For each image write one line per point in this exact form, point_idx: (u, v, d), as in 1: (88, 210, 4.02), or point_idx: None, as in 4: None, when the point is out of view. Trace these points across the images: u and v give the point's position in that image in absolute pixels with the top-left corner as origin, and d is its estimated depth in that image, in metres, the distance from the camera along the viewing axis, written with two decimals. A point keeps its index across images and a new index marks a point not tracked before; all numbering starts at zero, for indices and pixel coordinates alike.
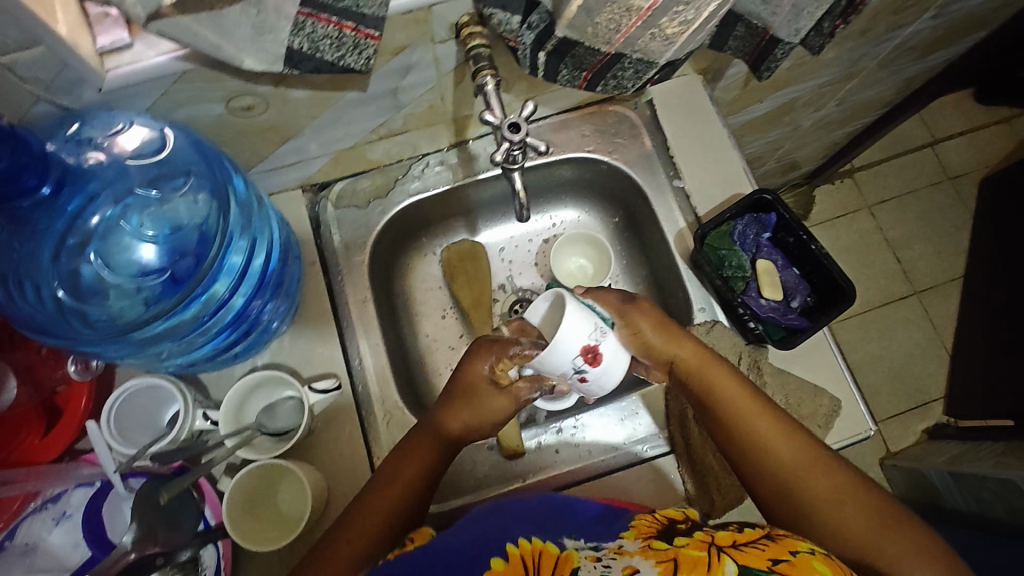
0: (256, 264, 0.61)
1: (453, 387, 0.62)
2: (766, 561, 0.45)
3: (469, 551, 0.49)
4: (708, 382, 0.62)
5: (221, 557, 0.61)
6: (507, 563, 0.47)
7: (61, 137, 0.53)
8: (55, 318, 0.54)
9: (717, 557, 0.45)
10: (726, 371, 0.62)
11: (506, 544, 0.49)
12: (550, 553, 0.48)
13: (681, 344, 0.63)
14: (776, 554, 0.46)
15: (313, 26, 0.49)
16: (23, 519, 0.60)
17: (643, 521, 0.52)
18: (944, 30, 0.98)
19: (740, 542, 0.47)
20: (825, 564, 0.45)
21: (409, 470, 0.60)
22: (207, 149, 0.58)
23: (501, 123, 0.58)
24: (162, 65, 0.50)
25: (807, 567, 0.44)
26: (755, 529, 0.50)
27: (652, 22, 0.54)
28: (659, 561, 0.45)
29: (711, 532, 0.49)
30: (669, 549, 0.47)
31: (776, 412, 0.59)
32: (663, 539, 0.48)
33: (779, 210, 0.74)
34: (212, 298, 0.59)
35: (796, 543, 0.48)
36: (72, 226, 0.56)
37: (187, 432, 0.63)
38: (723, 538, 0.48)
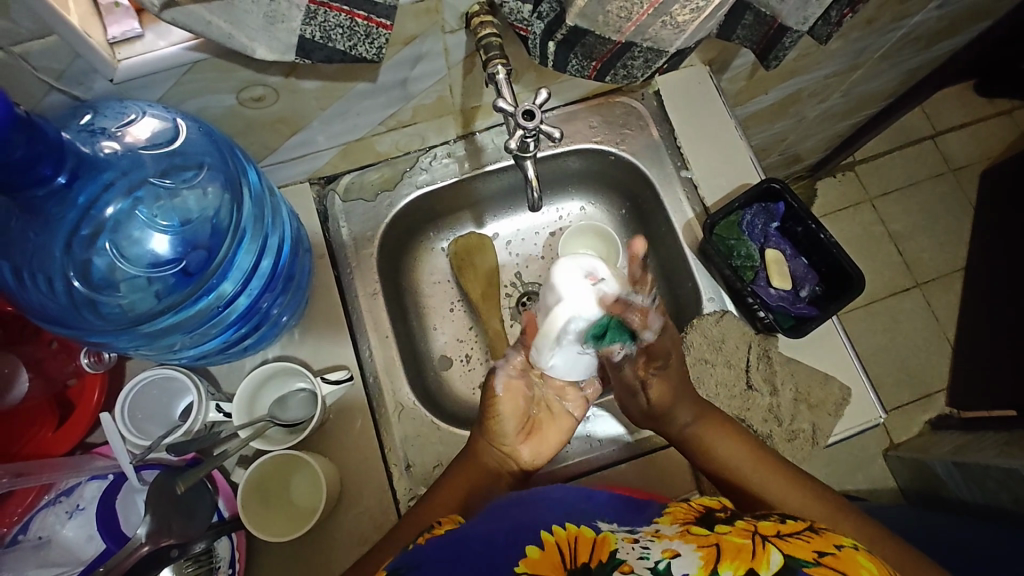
0: (266, 263, 0.62)
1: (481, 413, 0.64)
2: (812, 553, 0.42)
3: (496, 535, 0.48)
4: (707, 444, 0.64)
5: (235, 548, 0.61)
6: (542, 550, 0.45)
7: (74, 128, 0.52)
8: (67, 310, 0.54)
9: (762, 546, 0.43)
10: (724, 431, 0.65)
11: (540, 531, 0.48)
12: (586, 536, 0.47)
13: (681, 411, 0.65)
14: (820, 546, 0.44)
15: (326, 15, 0.49)
16: (37, 511, 0.60)
17: (679, 509, 0.51)
18: (949, 21, 0.98)
19: (784, 533, 0.46)
20: (870, 560, 0.43)
21: (443, 503, 0.61)
22: (220, 138, 0.58)
23: (514, 111, 0.57)
24: (174, 55, 0.50)
25: (854, 561, 0.42)
26: (796, 521, 0.49)
27: (664, 10, 0.54)
28: (700, 546, 0.43)
29: (754, 522, 0.47)
30: (710, 534, 0.45)
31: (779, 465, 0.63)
32: (701, 526, 0.47)
33: (787, 199, 0.74)
34: (221, 296, 0.59)
35: (838, 537, 0.46)
36: (85, 216, 0.55)
37: (201, 425, 0.62)
38: (766, 528, 0.46)
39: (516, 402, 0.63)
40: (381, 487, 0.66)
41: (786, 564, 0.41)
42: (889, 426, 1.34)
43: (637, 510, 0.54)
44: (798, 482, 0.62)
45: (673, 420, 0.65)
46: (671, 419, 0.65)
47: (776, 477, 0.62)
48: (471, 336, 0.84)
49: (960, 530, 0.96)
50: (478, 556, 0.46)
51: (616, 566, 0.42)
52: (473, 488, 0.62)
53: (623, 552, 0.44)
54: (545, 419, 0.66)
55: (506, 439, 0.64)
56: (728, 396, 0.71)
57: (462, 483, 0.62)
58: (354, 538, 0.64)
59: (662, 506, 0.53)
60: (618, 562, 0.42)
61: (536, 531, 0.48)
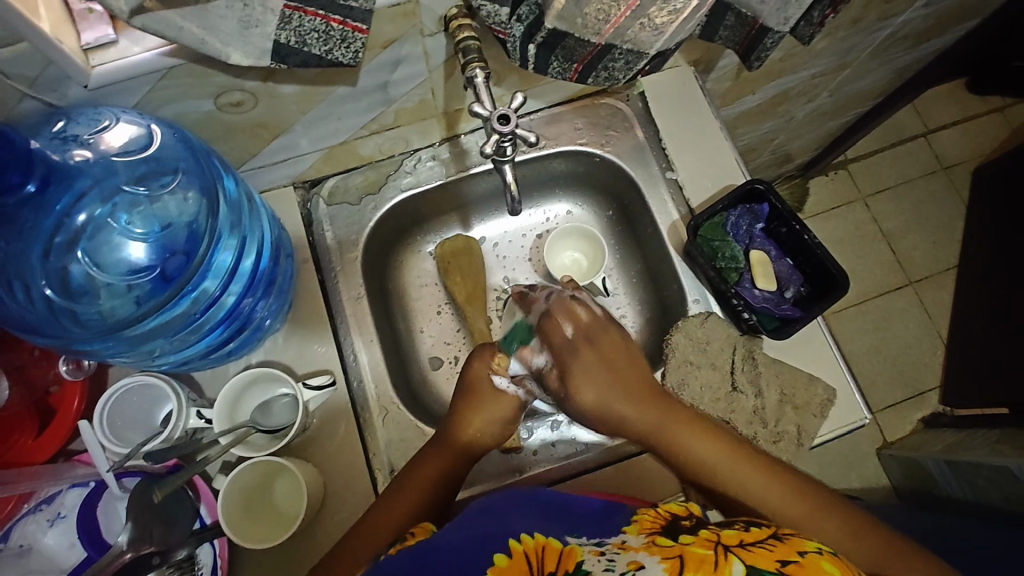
0: (246, 263, 0.62)
1: (459, 386, 0.67)
2: (774, 562, 0.43)
3: (468, 547, 0.47)
4: (666, 440, 0.61)
5: (217, 556, 0.61)
6: (510, 559, 0.45)
7: (46, 134, 0.52)
8: (45, 318, 0.54)
9: (725, 556, 0.43)
10: (684, 423, 0.61)
11: (508, 539, 0.47)
12: (554, 547, 0.46)
13: (625, 407, 0.62)
14: (784, 555, 0.44)
15: (301, 19, 0.49)
16: (17, 521, 0.59)
17: (646, 517, 0.51)
18: (935, 20, 0.98)
19: (746, 543, 0.45)
20: (833, 564, 0.44)
21: (420, 479, 0.61)
22: (196, 145, 0.58)
23: (490, 115, 0.57)
24: (148, 61, 0.49)
25: (817, 567, 0.43)
26: (761, 529, 0.49)
27: (642, 11, 0.54)
28: (665, 558, 0.43)
29: (717, 532, 0.47)
30: (674, 546, 0.45)
31: (757, 459, 0.59)
32: (666, 536, 0.47)
33: (771, 200, 0.74)
34: (203, 296, 0.59)
35: (804, 543, 0.46)
36: (61, 224, 0.55)
37: (181, 431, 0.62)
38: (728, 538, 0.46)
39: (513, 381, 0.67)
40: (365, 492, 0.65)
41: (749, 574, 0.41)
42: (881, 424, 1.35)
43: (607, 516, 0.53)
44: (773, 473, 0.58)
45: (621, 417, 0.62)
46: (621, 414, 0.62)
47: (747, 468, 0.58)
48: (458, 339, 0.84)
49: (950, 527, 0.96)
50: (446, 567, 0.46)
51: None
52: (449, 467, 0.63)
53: (589, 563, 0.44)
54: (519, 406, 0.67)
55: (489, 436, 0.66)
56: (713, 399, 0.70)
57: (444, 458, 0.63)
58: None
59: (634, 510, 0.53)
60: None
61: (504, 540, 0.47)
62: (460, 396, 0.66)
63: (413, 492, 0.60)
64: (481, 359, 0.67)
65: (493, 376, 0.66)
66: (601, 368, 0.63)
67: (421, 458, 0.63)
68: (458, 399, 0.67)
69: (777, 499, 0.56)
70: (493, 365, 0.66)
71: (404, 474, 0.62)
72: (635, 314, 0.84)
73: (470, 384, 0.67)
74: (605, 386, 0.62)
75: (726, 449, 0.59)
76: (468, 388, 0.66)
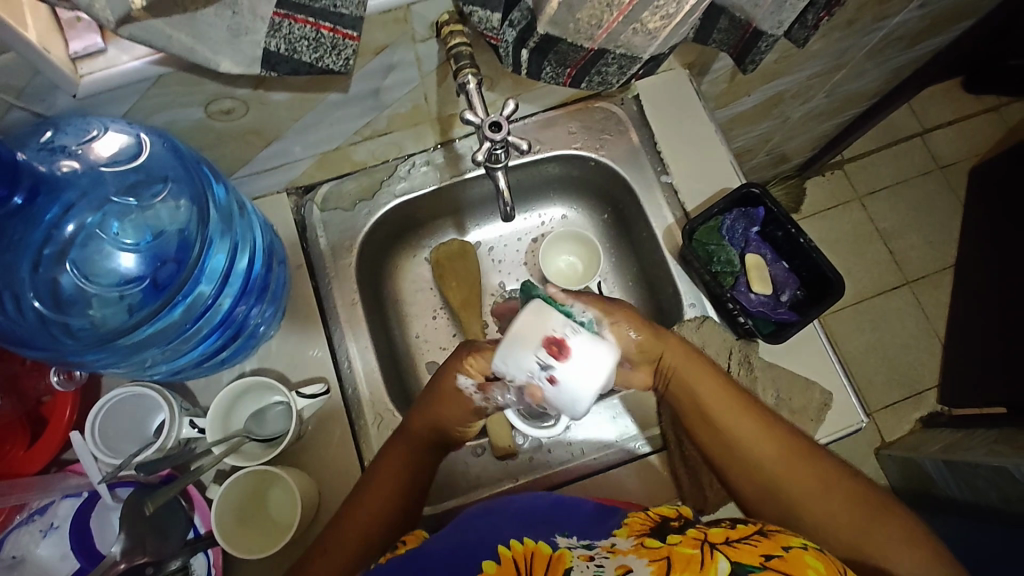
0: (239, 267, 0.61)
1: (430, 387, 0.62)
2: (759, 557, 0.43)
3: (453, 555, 0.47)
4: (683, 381, 0.62)
5: (211, 564, 0.60)
6: (498, 566, 0.45)
7: (34, 145, 0.52)
8: (36, 330, 0.54)
9: (710, 555, 0.43)
10: (703, 367, 0.62)
11: (495, 546, 0.47)
12: (543, 551, 0.46)
13: (659, 349, 0.62)
14: (768, 549, 0.44)
15: (290, 27, 0.49)
16: (10, 532, 0.59)
17: (636, 520, 0.51)
18: (931, 20, 0.97)
19: (732, 539, 0.45)
20: (818, 559, 0.43)
21: (382, 482, 0.59)
22: (186, 154, 0.57)
23: (483, 122, 0.57)
24: (137, 70, 0.49)
25: (800, 562, 0.42)
26: (747, 526, 0.48)
27: (634, 17, 0.54)
28: (652, 560, 0.43)
29: (704, 530, 0.47)
30: (663, 546, 0.45)
31: (760, 413, 0.59)
32: (655, 538, 0.47)
33: (767, 204, 0.73)
34: (198, 301, 0.59)
35: (790, 538, 0.46)
36: (50, 236, 0.55)
37: (175, 441, 0.61)
38: (715, 535, 0.46)
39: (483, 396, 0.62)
40: None
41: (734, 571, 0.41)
42: (879, 424, 1.34)
43: (600, 517, 0.53)
44: (773, 428, 0.59)
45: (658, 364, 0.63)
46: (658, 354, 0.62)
47: (751, 422, 0.59)
48: (453, 343, 0.83)
49: None
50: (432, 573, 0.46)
51: None
52: (405, 467, 0.60)
53: (578, 569, 0.43)
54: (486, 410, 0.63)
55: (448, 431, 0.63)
56: None
57: (396, 459, 0.60)
58: None
59: (624, 514, 0.53)
60: None
61: (492, 546, 0.47)
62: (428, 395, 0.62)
63: (375, 496, 0.58)
64: (451, 368, 0.61)
65: (459, 377, 0.61)
66: (625, 331, 0.61)
67: (379, 463, 0.60)
68: (423, 402, 0.62)
69: (774, 457, 0.57)
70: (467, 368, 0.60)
71: (370, 473, 0.60)
72: None
73: (439, 386, 0.61)
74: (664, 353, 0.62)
75: (732, 398, 0.60)
76: (437, 389, 0.62)
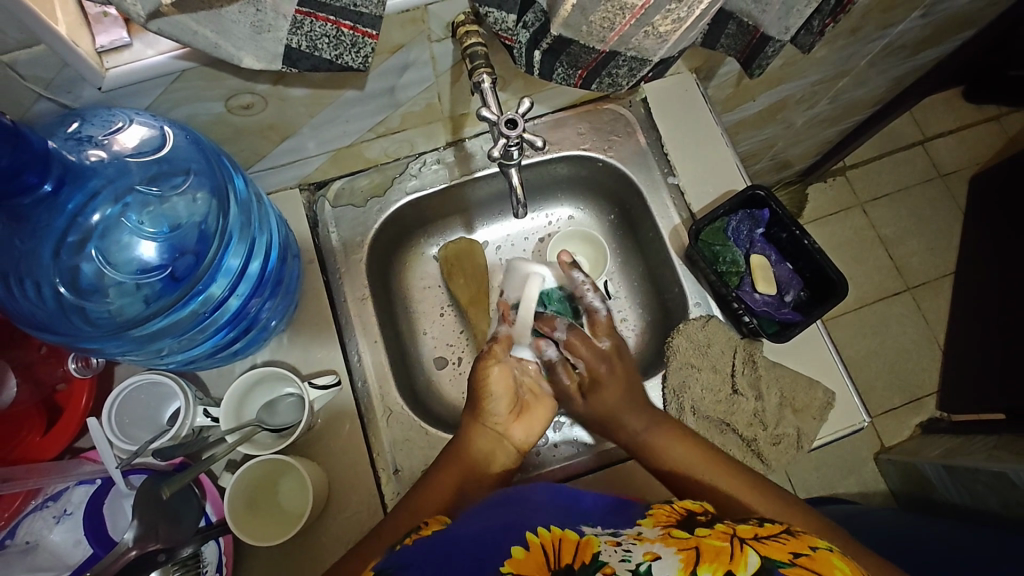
0: (254, 266, 0.62)
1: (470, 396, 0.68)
2: (788, 554, 0.43)
3: (483, 538, 0.48)
4: (653, 448, 0.66)
5: (222, 553, 0.61)
6: (527, 551, 0.45)
7: (61, 136, 0.53)
8: (55, 315, 0.55)
9: (740, 548, 0.44)
10: (669, 433, 0.67)
11: (524, 532, 0.48)
12: (570, 538, 0.47)
13: (625, 412, 0.69)
14: (796, 547, 0.45)
15: (312, 25, 0.50)
16: (23, 517, 0.60)
17: (661, 512, 0.52)
18: (934, 29, 0.99)
19: (761, 536, 0.46)
20: (843, 561, 0.44)
21: (445, 480, 0.63)
22: (207, 146, 0.59)
23: (498, 119, 0.58)
24: (161, 64, 0.50)
25: (828, 562, 0.43)
26: (774, 525, 0.50)
27: (646, 20, 0.55)
28: (681, 548, 0.44)
29: (733, 526, 0.48)
30: (691, 537, 0.46)
31: (730, 467, 0.64)
32: (682, 529, 0.48)
33: (773, 206, 0.74)
34: (209, 299, 0.60)
35: (813, 539, 0.47)
36: (72, 224, 0.56)
37: (188, 429, 0.63)
38: (744, 531, 0.47)
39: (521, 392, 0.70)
40: (369, 491, 0.66)
41: (764, 566, 0.41)
42: (879, 429, 1.35)
43: (621, 510, 0.54)
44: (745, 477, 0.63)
45: (622, 426, 0.69)
46: (619, 421, 0.69)
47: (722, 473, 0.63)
48: (460, 340, 0.84)
49: (948, 532, 0.96)
50: (464, 557, 0.46)
51: (600, 566, 0.42)
52: (472, 472, 0.65)
53: (605, 554, 0.44)
54: (540, 404, 0.71)
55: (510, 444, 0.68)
56: (715, 400, 0.71)
57: (463, 466, 0.65)
58: (341, 543, 0.64)
59: (646, 506, 0.54)
60: (600, 564, 0.42)
61: (521, 531, 0.48)
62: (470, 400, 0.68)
63: (437, 495, 0.62)
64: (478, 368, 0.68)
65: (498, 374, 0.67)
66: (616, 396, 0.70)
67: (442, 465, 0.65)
68: (471, 413, 0.68)
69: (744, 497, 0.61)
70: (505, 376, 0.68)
71: (429, 477, 0.64)
72: (637, 317, 0.85)
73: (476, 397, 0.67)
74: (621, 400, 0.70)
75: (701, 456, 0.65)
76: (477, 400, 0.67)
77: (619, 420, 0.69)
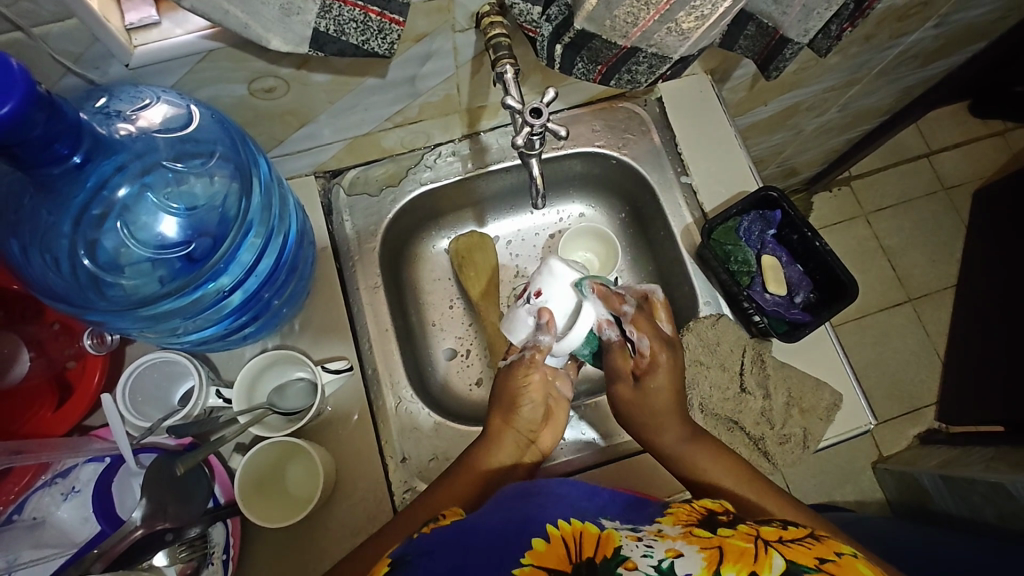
0: (265, 263, 0.62)
1: (499, 397, 0.68)
2: (814, 559, 0.43)
3: (506, 527, 0.48)
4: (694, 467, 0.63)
5: (229, 536, 0.61)
6: (548, 543, 0.45)
7: (90, 110, 0.52)
8: (72, 288, 0.55)
9: (765, 550, 0.44)
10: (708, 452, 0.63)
11: (544, 524, 0.48)
12: (591, 532, 0.47)
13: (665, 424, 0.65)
14: (822, 553, 0.45)
15: (340, 9, 0.50)
16: (33, 492, 0.60)
17: (681, 511, 0.52)
18: (946, 40, 1.00)
19: (786, 539, 0.47)
20: (867, 567, 0.44)
21: (466, 480, 0.63)
22: (232, 127, 0.59)
23: (523, 108, 0.58)
24: (190, 43, 0.51)
25: (854, 568, 0.43)
26: (798, 528, 0.50)
27: (670, 16, 0.56)
28: (704, 547, 0.44)
29: (756, 527, 0.48)
30: (713, 536, 0.46)
31: (764, 484, 0.61)
32: (703, 528, 0.48)
33: (785, 207, 0.75)
34: (216, 290, 0.59)
35: (839, 546, 0.47)
36: (95, 197, 0.56)
37: (200, 410, 0.63)
38: (768, 533, 0.47)
39: (545, 395, 0.69)
40: (376, 478, 0.66)
41: (789, 568, 0.42)
42: (879, 439, 1.35)
43: (637, 508, 0.55)
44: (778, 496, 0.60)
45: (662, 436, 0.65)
46: (660, 431, 0.65)
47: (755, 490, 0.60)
48: (469, 333, 0.85)
49: (945, 540, 0.97)
50: (486, 543, 0.46)
51: (622, 561, 0.42)
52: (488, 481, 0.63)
53: (627, 549, 0.44)
54: (563, 406, 0.70)
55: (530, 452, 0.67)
56: (723, 398, 0.72)
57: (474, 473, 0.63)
58: (347, 530, 0.64)
59: (664, 507, 0.54)
60: (622, 559, 0.43)
61: (541, 523, 0.48)
62: (499, 402, 0.68)
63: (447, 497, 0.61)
64: (514, 374, 0.69)
65: (531, 372, 0.68)
66: (664, 388, 0.67)
67: (462, 466, 0.64)
68: (498, 413, 0.67)
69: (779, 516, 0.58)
70: (529, 378, 0.68)
71: (437, 485, 0.63)
72: None
73: (509, 397, 0.67)
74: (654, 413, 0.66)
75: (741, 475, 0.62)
76: (508, 401, 0.67)
77: (658, 432, 0.65)
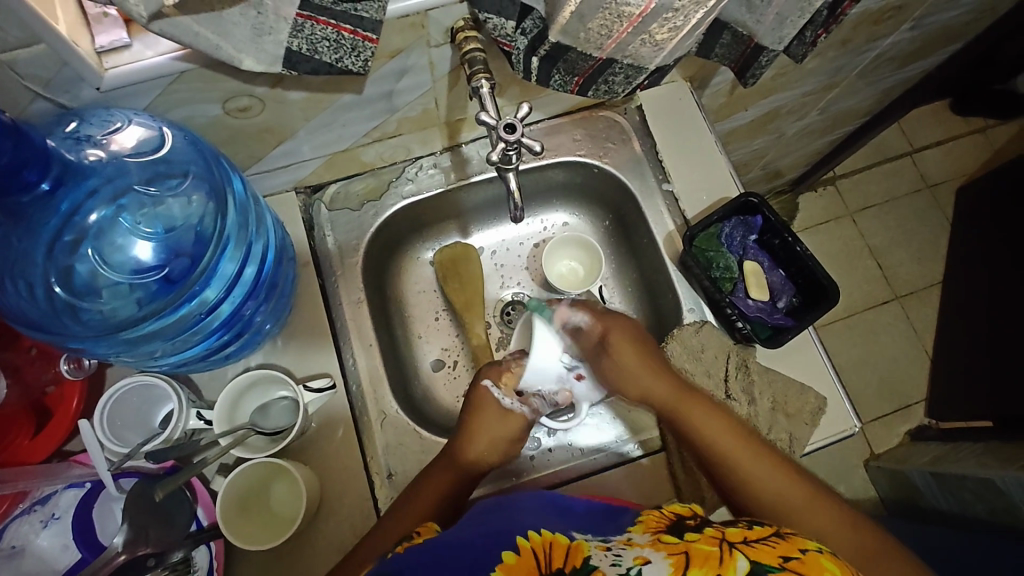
0: (249, 271, 0.62)
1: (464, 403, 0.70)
2: (778, 558, 0.43)
3: (481, 541, 0.48)
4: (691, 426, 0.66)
5: (214, 558, 0.60)
6: (518, 555, 0.45)
7: (59, 135, 0.53)
8: (48, 315, 0.55)
9: (729, 552, 0.44)
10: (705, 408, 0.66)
11: (515, 537, 0.47)
12: (560, 543, 0.47)
13: (654, 383, 0.69)
14: (787, 551, 0.45)
15: (312, 28, 0.50)
16: (11, 521, 0.59)
17: (652, 517, 0.52)
18: (922, 42, 1.00)
19: (751, 539, 0.47)
20: (833, 562, 0.45)
21: (443, 478, 0.64)
22: (206, 148, 0.59)
23: (497, 123, 0.58)
24: (161, 65, 0.50)
25: (819, 564, 0.44)
26: (762, 528, 0.50)
27: (643, 28, 0.56)
28: (671, 553, 0.44)
29: (722, 529, 0.48)
30: (680, 541, 0.46)
31: (760, 446, 0.64)
32: (672, 534, 0.48)
33: (765, 212, 0.75)
34: (201, 305, 0.59)
35: (804, 542, 0.47)
36: (68, 222, 0.55)
37: (181, 432, 0.63)
38: (733, 535, 0.47)
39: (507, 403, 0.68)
40: (362, 494, 0.66)
41: (753, 569, 0.42)
42: (869, 437, 1.36)
43: (613, 517, 0.55)
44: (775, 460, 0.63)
45: (650, 394, 0.68)
46: (648, 392, 0.69)
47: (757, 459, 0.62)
48: (455, 344, 0.84)
49: None
50: (456, 560, 0.46)
51: (591, 570, 0.42)
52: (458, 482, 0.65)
53: (596, 558, 0.44)
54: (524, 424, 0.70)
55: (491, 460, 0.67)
56: None
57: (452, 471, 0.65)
58: (333, 546, 0.64)
59: (636, 514, 0.54)
60: (591, 568, 0.43)
61: (512, 536, 0.48)
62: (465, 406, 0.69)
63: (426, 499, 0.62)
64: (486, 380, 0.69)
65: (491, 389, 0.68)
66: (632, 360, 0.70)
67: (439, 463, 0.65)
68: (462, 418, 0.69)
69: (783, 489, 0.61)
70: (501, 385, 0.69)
71: (418, 485, 0.64)
72: None
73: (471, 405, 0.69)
74: (642, 370, 0.69)
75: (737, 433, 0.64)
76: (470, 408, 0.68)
77: (651, 394, 0.68)
